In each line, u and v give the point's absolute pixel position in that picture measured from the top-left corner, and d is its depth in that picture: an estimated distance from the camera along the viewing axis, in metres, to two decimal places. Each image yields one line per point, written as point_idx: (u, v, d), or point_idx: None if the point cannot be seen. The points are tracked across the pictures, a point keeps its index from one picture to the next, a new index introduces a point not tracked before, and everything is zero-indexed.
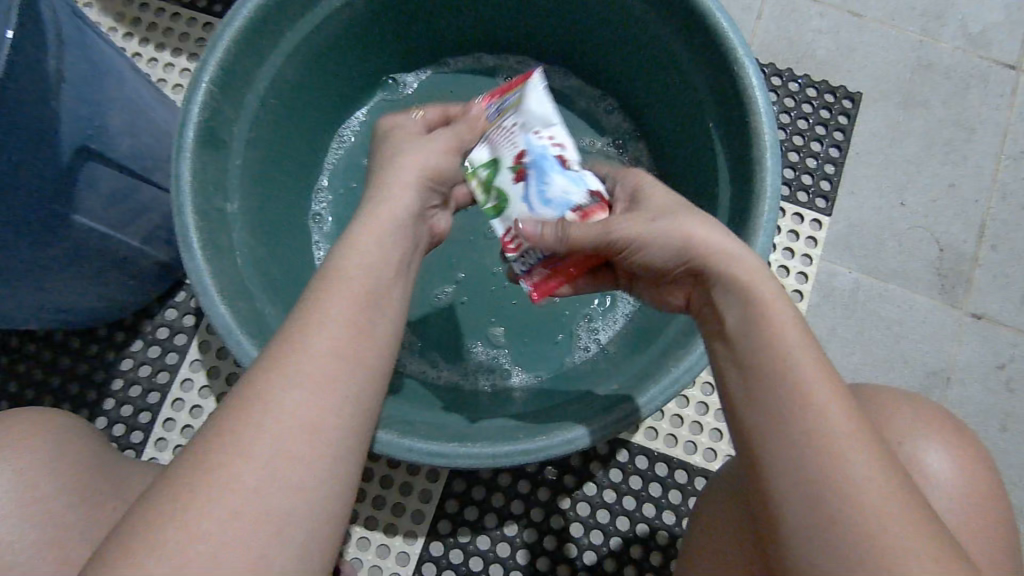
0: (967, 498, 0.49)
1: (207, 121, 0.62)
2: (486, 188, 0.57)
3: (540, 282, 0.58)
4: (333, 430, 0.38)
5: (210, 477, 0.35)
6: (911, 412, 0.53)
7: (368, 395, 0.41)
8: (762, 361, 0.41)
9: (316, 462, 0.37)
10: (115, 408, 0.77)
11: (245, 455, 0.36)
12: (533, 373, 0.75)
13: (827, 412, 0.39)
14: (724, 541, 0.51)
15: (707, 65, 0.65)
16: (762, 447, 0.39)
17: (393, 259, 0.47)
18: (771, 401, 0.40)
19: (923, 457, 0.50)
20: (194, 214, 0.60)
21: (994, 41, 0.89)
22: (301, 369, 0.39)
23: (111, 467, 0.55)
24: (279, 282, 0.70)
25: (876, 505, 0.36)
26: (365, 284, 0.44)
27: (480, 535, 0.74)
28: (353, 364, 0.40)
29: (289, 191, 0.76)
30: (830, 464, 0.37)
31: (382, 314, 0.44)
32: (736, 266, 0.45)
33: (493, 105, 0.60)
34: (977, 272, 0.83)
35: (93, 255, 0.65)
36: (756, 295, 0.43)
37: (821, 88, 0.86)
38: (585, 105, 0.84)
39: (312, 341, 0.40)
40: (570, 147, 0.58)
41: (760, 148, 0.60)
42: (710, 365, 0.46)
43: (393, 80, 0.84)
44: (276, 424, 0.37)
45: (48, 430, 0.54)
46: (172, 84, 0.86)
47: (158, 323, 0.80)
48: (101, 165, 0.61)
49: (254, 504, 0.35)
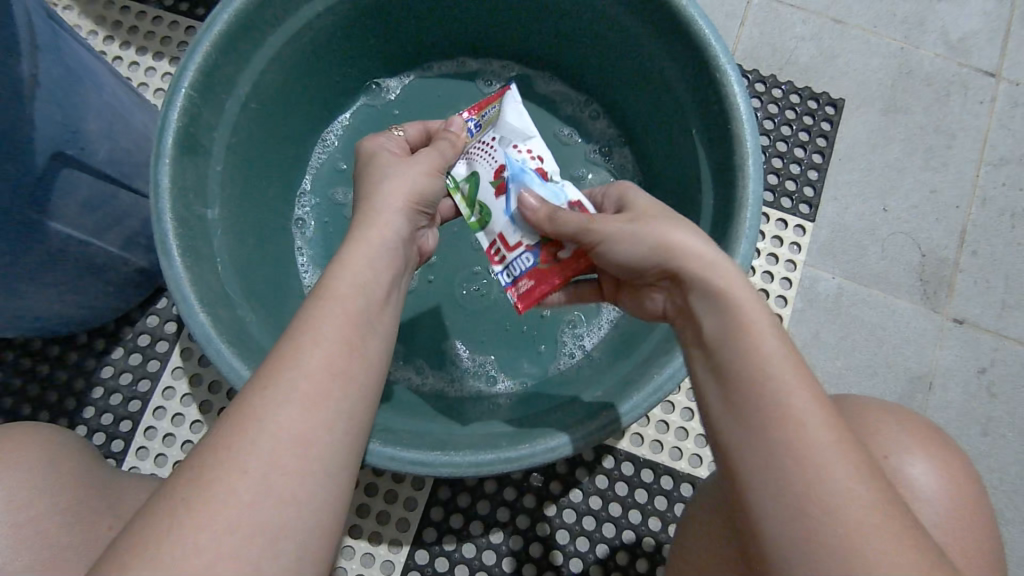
0: (950, 511, 0.49)
1: (186, 126, 0.62)
2: (469, 202, 0.60)
3: (527, 293, 0.57)
4: (328, 446, 0.38)
5: (201, 496, 0.35)
6: (894, 425, 0.53)
7: (362, 411, 0.41)
8: (741, 366, 0.41)
9: (310, 478, 0.37)
10: (95, 416, 0.76)
11: (239, 472, 0.36)
12: (518, 380, 0.75)
13: (806, 421, 0.39)
14: (705, 547, 0.51)
15: (690, 72, 0.65)
16: (744, 455, 0.39)
17: (386, 279, 0.47)
18: (753, 411, 0.40)
19: (907, 470, 0.50)
20: (173, 221, 0.59)
21: (973, 48, 0.91)
22: (294, 385, 0.38)
23: (92, 477, 0.54)
24: (261, 287, 0.69)
25: (858, 514, 0.36)
26: (357, 300, 0.44)
27: (466, 543, 0.73)
28: (347, 380, 0.40)
29: (271, 197, 0.76)
30: (811, 474, 0.37)
31: (375, 332, 0.44)
32: (713, 273, 0.45)
33: (473, 119, 0.63)
34: (959, 278, 0.84)
35: (71, 261, 0.64)
36: (735, 304, 0.43)
37: (804, 95, 0.87)
38: (570, 111, 0.83)
39: (306, 357, 0.39)
40: (549, 159, 0.59)
41: (741, 155, 0.60)
42: (690, 375, 0.46)
43: (376, 84, 0.83)
44: (270, 441, 0.37)
45: (22, 438, 0.52)
46: (154, 88, 0.85)
47: (139, 330, 0.79)
48: (78, 172, 0.60)
49: (248, 520, 0.34)
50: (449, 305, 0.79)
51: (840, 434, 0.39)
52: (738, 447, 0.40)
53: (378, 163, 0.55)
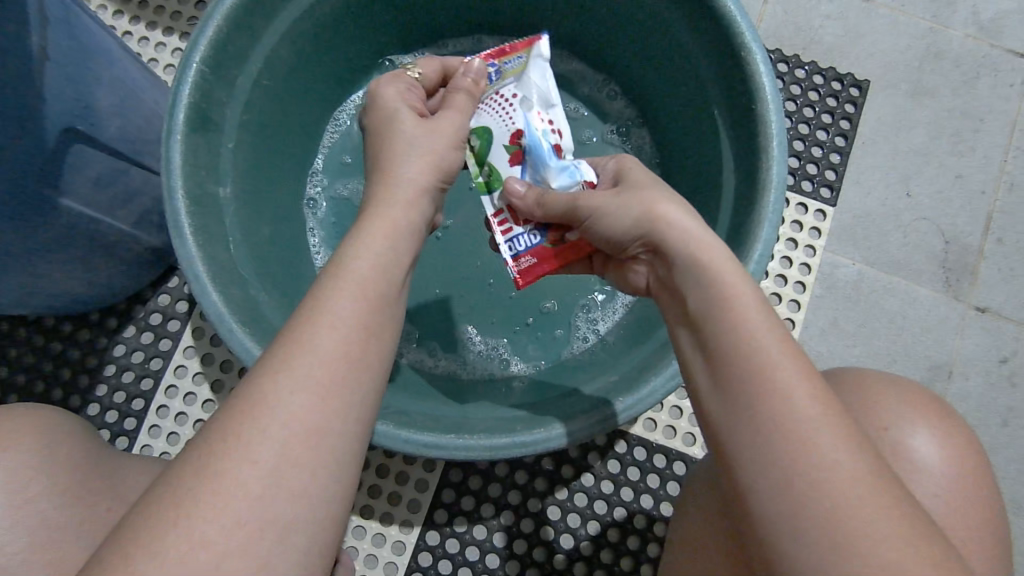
0: (955, 489, 0.48)
1: (198, 103, 0.60)
2: (478, 160, 0.57)
3: (526, 271, 0.58)
4: (339, 437, 0.37)
5: (207, 481, 0.34)
6: (897, 397, 0.52)
7: (371, 399, 0.40)
8: (727, 343, 0.40)
9: (320, 470, 0.36)
10: (108, 394, 0.76)
11: (248, 462, 0.35)
12: (532, 363, 0.74)
13: (792, 397, 0.38)
14: (696, 528, 0.50)
15: (714, 49, 0.63)
16: (735, 444, 0.38)
17: (403, 265, 0.45)
18: (739, 389, 0.38)
19: (912, 446, 0.49)
20: (185, 198, 0.58)
21: (1005, 29, 0.88)
22: (303, 374, 0.37)
23: (105, 462, 0.54)
24: (272, 267, 0.68)
25: (844, 491, 0.36)
26: (371, 279, 0.42)
27: (477, 526, 0.73)
28: (354, 369, 0.39)
29: (284, 176, 0.75)
30: (798, 452, 0.36)
31: (386, 320, 0.42)
32: (699, 247, 0.44)
33: (494, 64, 0.58)
34: (982, 266, 0.82)
35: (83, 239, 0.63)
36: (721, 280, 0.42)
37: (828, 76, 0.84)
38: (587, 91, 0.82)
39: (313, 344, 0.38)
40: (569, 132, 0.58)
41: (766, 136, 0.58)
42: (677, 351, 0.44)
43: (390, 61, 0.81)
44: (279, 430, 0.36)
45: (34, 420, 0.52)
46: (165, 65, 0.83)
47: (151, 309, 0.79)
48: (90, 148, 0.59)
49: (256, 513, 0.34)
50: (460, 288, 0.78)
51: (835, 419, 0.37)
52: (726, 431, 0.39)
53: (395, 128, 0.51)
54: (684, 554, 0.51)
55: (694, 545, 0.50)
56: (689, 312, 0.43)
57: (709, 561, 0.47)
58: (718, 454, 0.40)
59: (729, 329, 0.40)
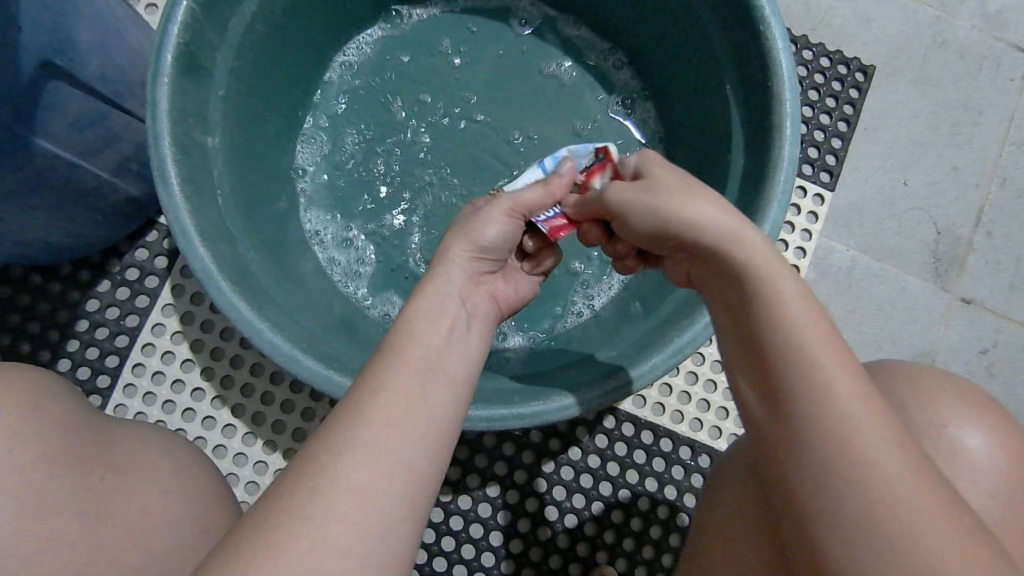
0: (1002, 485, 0.49)
1: (187, 45, 0.56)
2: None
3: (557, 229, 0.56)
4: (387, 498, 0.35)
5: (270, 540, 0.33)
6: (955, 394, 0.53)
7: (430, 461, 0.38)
8: (777, 345, 0.39)
9: (369, 530, 0.34)
10: (80, 350, 0.73)
11: (302, 520, 0.34)
12: (527, 335, 0.73)
13: (838, 397, 0.37)
14: (738, 536, 0.50)
15: (731, 22, 0.61)
16: (783, 457, 0.38)
17: (458, 325, 0.44)
18: (785, 393, 0.38)
19: (968, 442, 0.50)
20: (172, 146, 0.55)
21: (1009, 23, 0.88)
22: (360, 431, 0.37)
23: (104, 435, 0.52)
24: (262, 226, 0.65)
25: (890, 488, 0.35)
26: (428, 339, 0.42)
27: (462, 496, 0.73)
28: (410, 429, 0.38)
29: (274, 130, 0.71)
30: (845, 452, 0.36)
31: (444, 379, 0.41)
32: (741, 247, 0.43)
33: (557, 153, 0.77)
34: (971, 257, 0.83)
35: (58, 184, 0.59)
36: (767, 279, 0.41)
37: (835, 59, 0.83)
38: (594, 59, 0.79)
39: (373, 403, 0.38)
40: None
41: (780, 115, 0.57)
42: (724, 354, 0.44)
43: (395, 11, 0.78)
44: (335, 485, 0.35)
45: (27, 383, 0.50)
46: (146, 3, 0.78)
47: (127, 264, 0.75)
48: (67, 86, 0.55)
49: (311, 565, 0.33)
50: None
51: (870, 414, 0.37)
52: (778, 439, 0.39)
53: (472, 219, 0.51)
54: (718, 539, 0.52)
55: (730, 534, 0.50)
56: (734, 309, 0.43)
57: (751, 550, 0.48)
58: (767, 468, 0.40)
59: (775, 330, 0.40)
